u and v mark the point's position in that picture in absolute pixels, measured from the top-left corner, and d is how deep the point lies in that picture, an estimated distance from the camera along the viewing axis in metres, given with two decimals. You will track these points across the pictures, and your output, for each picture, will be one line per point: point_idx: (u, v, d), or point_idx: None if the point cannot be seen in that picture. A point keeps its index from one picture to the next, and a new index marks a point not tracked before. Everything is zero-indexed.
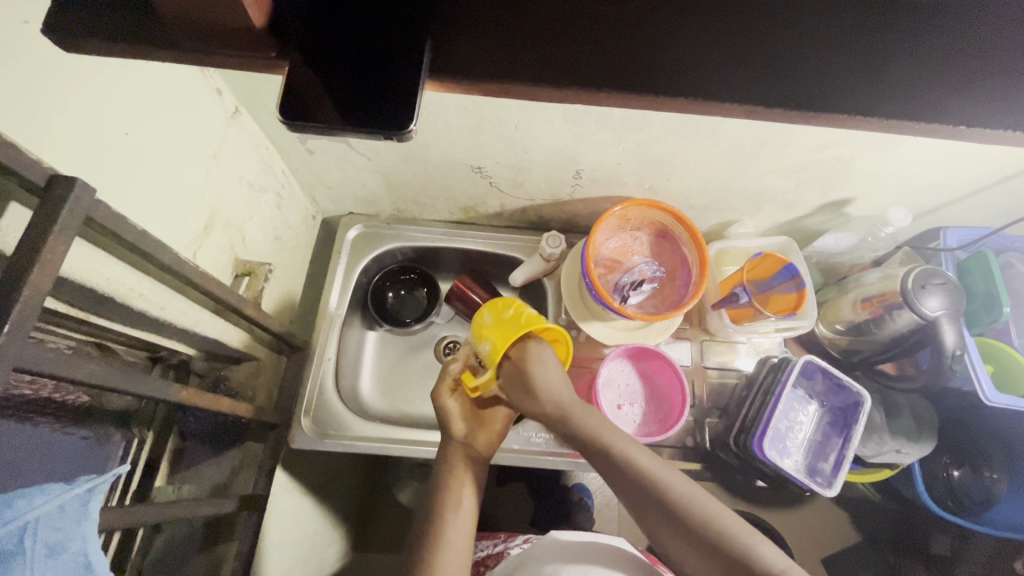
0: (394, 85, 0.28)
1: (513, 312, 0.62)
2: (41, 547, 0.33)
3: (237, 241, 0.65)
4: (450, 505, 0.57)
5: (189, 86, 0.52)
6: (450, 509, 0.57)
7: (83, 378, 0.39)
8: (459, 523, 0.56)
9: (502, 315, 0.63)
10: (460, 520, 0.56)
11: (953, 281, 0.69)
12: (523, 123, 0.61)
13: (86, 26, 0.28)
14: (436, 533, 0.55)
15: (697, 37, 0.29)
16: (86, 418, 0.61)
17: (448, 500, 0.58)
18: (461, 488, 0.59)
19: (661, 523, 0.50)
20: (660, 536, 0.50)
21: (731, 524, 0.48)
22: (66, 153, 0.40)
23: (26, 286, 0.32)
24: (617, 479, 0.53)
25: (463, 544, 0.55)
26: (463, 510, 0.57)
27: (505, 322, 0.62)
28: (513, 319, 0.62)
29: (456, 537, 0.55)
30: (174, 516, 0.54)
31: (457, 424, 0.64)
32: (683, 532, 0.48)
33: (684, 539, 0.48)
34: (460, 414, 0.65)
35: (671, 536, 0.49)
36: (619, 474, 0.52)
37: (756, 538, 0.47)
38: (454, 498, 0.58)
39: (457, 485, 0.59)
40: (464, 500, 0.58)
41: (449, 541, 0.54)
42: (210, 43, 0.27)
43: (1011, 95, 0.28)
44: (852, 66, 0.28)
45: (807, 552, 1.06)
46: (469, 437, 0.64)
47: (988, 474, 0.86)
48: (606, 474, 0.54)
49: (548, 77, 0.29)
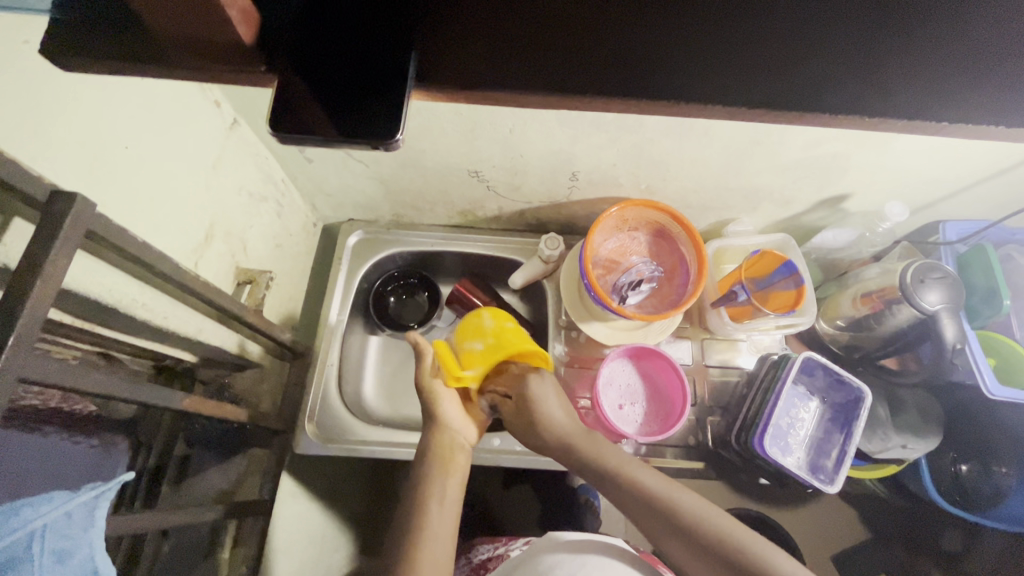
0: (380, 95, 0.28)
1: (513, 326, 0.72)
2: (48, 554, 0.34)
3: (238, 250, 0.66)
4: (433, 495, 0.57)
5: (187, 100, 0.53)
6: (435, 501, 0.56)
7: (89, 389, 0.40)
8: (443, 516, 0.56)
9: (504, 324, 0.72)
10: (444, 513, 0.56)
11: (952, 274, 0.69)
12: (517, 127, 0.62)
13: (80, 45, 0.28)
14: (419, 527, 0.54)
15: (676, 39, 0.29)
16: (94, 427, 0.62)
17: (432, 493, 0.57)
18: (446, 480, 0.59)
19: (678, 543, 0.51)
20: (678, 554, 0.51)
21: (656, 483, 0.54)
22: (66, 168, 0.41)
23: (28, 300, 0.32)
24: (629, 503, 0.54)
25: (447, 536, 0.55)
26: (447, 503, 0.57)
27: (505, 331, 0.71)
28: (512, 331, 0.71)
29: (440, 529, 0.54)
30: (181, 523, 0.55)
31: (447, 407, 0.65)
32: (697, 548, 0.50)
33: (702, 556, 0.49)
34: (449, 400, 0.66)
35: (688, 554, 0.50)
36: (627, 495, 0.55)
37: (681, 492, 0.53)
38: (438, 490, 0.57)
39: (441, 477, 0.59)
40: (448, 491, 0.58)
41: (432, 535, 0.53)
42: (201, 57, 0.28)
43: (983, 88, 0.28)
44: (831, 64, 0.29)
45: (817, 550, 1.05)
46: (458, 425, 0.65)
47: (997, 468, 0.84)
48: (616, 497, 0.56)
49: (529, 84, 0.29)
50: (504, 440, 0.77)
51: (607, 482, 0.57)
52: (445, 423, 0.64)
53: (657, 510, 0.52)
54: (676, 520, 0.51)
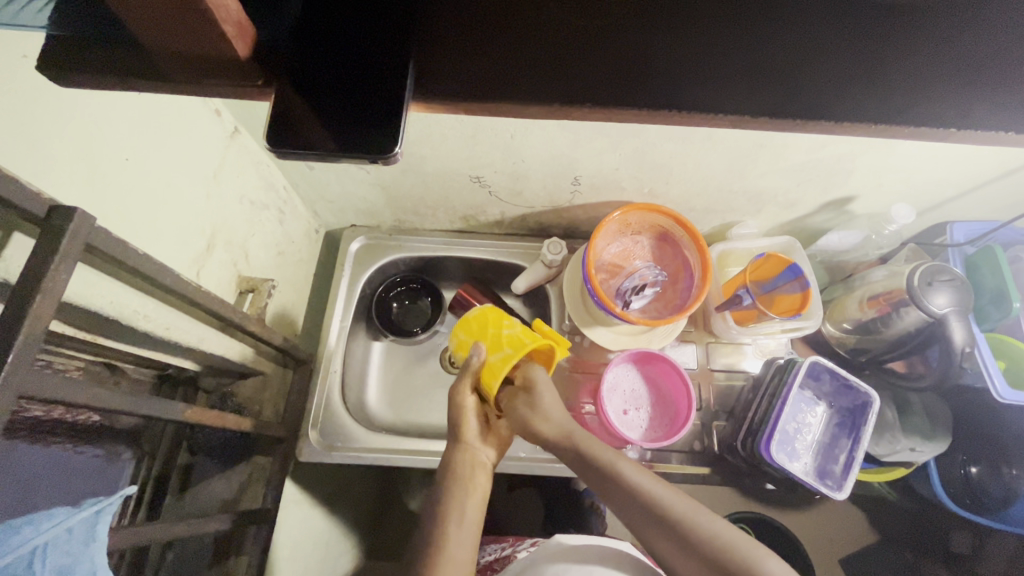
0: (377, 108, 0.28)
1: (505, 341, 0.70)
2: (50, 571, 0.34)
3: (240, 258, 0.66)
4: (453, 516, 0.55)
5: (189, 111, 0.53)
6: (454, 521, 0.55)
7: (90, 403, 0.39)
8: (463, 539, 0.54)
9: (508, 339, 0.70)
10: (462, 537, 0.54)
11: (960, 276, 0.68)
12: (518, 133, 0.62)
13: (75, 64, 0.28)
14: (437, 548, 0.53)
15: (679, 46, 0.29)
16: (98, 436, 0.62)
17: (450, 512, 0.56)
18: (465, 499, 0.57)
19: (672, 547, 0.50)
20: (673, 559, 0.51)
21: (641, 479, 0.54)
22: (67, 181, 0.41)
23: (27, 316, 0.32)
24: (636, 519, 0.53)
25: (466, 559, 0.53)
26: (467, 523, 0.55)
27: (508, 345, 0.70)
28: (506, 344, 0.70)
29: (459, 554, 0.53)
30: (185, 533, 0.55)
31: (472, 423, 0.62)
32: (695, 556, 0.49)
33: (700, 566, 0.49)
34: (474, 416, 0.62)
35: (684, 560, 0.50)
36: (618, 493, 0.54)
37: (668, 490, 0.53)
38: (456, 509, 0.56)
39: (462, 496, 0.57)
40: (467, 511, 0.56)
41: (452, 559, 0.52)
42: (195, 72, 0.28)
43: (988, 93, 0.27)
44: (834, 71, 0.28)
45: (824, 552, 1.04)
46: (480, 441, 0.62)
47: (1007, 470, 0.82)
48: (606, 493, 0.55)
49: (526, 94, 0.29)
50: (508, 447, 0.76)
51: (618, 499, 0.54)
52: (467, 438, 0.61)
53: (658, 518, 0.51)
54: (688, 542, 0.49)
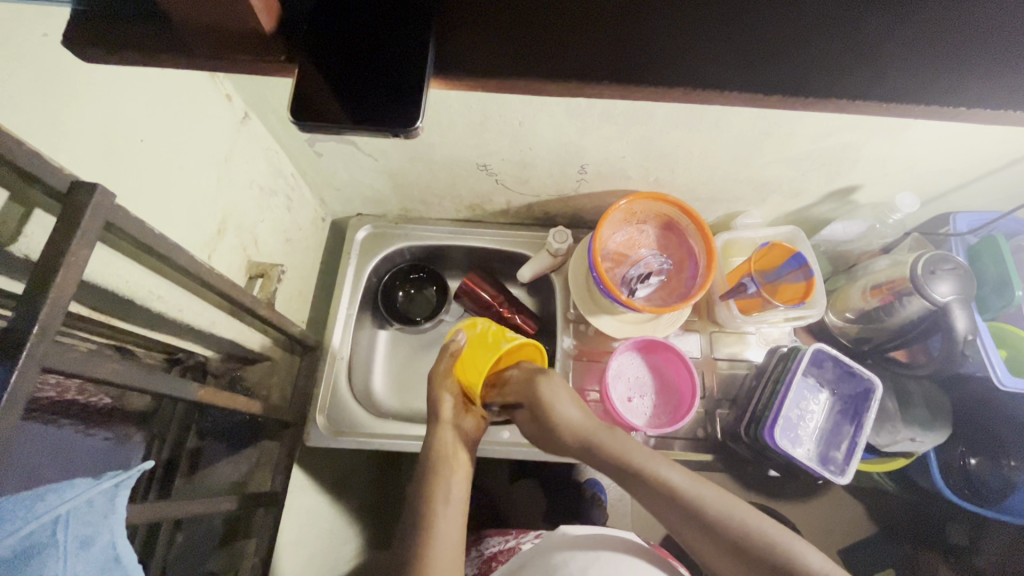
0: (398, 83, 0.29)
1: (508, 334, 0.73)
2: (73, 540, 0.34)
3: (250, 243, 0.67)
4: (439, 497, 0.56)
5: (202, 95, 0.54)
6: (440, 501, 0.56)
7: (108, 378, 0.40)
8: (448, 517, 0.55)
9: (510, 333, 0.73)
10: (449, 515, 0.55)
11: (962, 264, 0.69)
12: (527, 121, 0.62)
13: (95, 34, 0.29)
14: (426, 528, 0.53)
15: (690, 22, 0.29)
16: (110, 419, 0.63)
17: (438, 493, 0.57)
18: (449, 478, 0.58)
19: (667, 509, 0.54)
20: (669, 521, 0.54)
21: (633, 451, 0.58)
22: (85, 159, 0.42)
23: (51, 288, 0.33)
24: (632, 486, 0.57)
25: (454, 538, 0.53)
26: (453, 502, 0.56)
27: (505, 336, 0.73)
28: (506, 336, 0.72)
29: (446, 532, 0.53)
30: (195, 512, 0.55)
31: (449, 406, 0.65)
32: (686, 515, 0.52)
33: (690, 523, 0.52)
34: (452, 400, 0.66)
35: (677, 520, 0.53)
36: (613, 463, 0.59)
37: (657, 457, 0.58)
38: (443, 489, 0.57)
39: (447, 476, 0.58)
40: (453, 491, 0.57)
41: (440, 537, 0.53)
42: (215, 45, 0.28)
43: (989, 67, 0.28)
44: (844, 47, 0.29)
45: (822, 543, 1.05)
46: (456, 421, 0.65)
47: (1006, 462, 0.83)
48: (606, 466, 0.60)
49: (541, 71, 0.30)
50: (513, 433, 0.77)
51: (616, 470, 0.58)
52: (446, 420, 0.64)
53: (678, 508, 0.53)
54: (678, 503, 0.53)
